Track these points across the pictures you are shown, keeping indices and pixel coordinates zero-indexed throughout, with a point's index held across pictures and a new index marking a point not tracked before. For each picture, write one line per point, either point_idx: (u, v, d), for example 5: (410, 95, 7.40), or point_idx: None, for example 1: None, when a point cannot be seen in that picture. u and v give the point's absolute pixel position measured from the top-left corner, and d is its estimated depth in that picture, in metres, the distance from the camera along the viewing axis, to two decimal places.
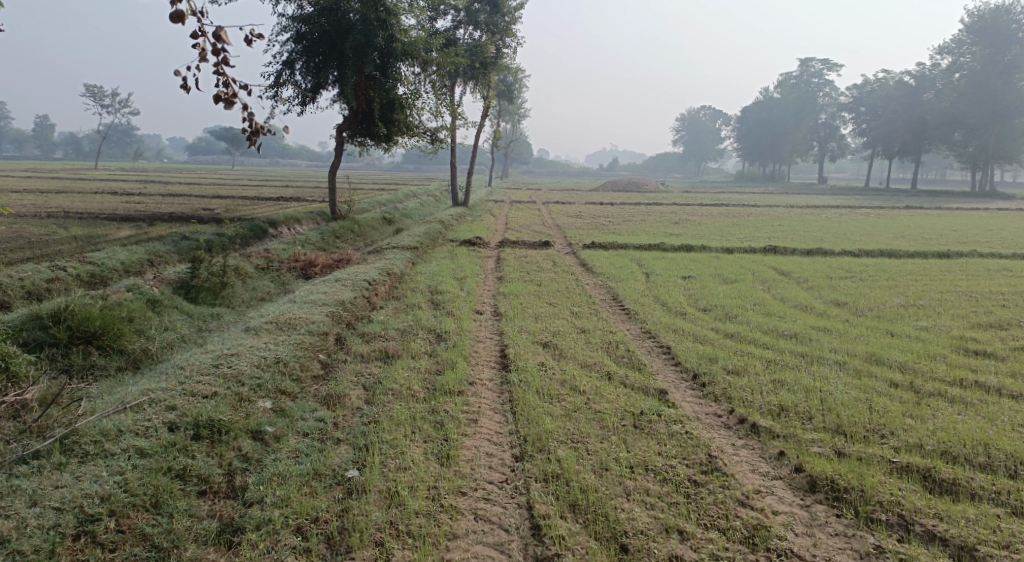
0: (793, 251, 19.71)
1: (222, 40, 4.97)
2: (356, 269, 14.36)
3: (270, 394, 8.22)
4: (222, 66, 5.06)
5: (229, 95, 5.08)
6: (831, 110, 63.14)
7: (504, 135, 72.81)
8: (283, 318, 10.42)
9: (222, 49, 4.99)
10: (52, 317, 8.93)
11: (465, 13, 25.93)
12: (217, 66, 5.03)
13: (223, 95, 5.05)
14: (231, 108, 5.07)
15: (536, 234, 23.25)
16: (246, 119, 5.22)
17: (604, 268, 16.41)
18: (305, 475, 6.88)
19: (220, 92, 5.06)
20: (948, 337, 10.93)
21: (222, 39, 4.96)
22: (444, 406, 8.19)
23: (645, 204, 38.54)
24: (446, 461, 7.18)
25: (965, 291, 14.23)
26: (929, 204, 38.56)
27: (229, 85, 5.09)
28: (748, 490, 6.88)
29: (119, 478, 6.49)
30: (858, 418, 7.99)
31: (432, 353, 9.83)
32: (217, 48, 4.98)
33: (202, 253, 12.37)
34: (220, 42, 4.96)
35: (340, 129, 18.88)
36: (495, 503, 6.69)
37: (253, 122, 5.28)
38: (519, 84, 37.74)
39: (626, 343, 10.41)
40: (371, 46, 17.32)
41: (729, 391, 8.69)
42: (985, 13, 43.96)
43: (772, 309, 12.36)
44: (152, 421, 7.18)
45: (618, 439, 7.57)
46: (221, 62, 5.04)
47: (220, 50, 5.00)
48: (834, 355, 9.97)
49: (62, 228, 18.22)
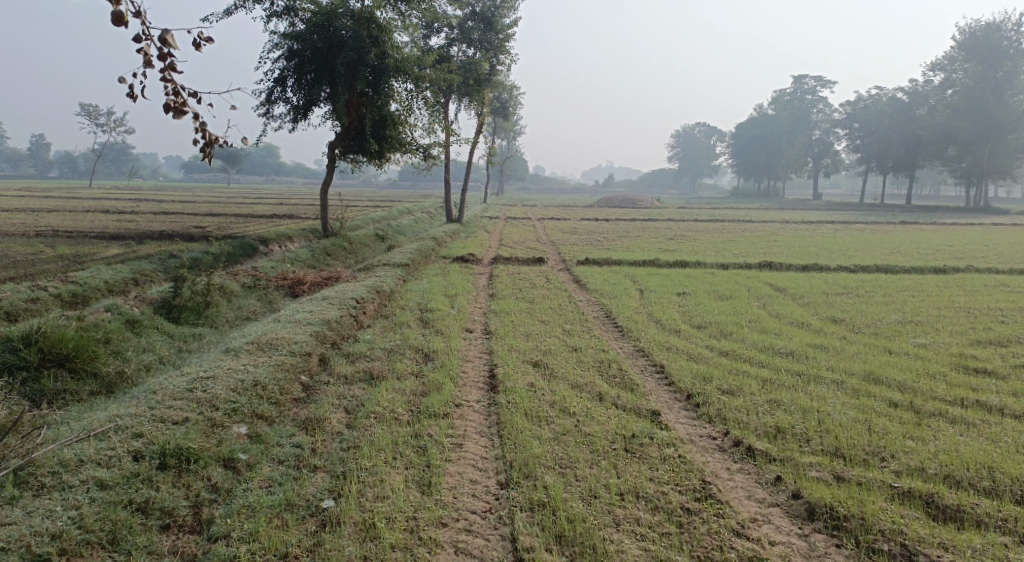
0: (788, 266, 19.48)
1: (168, 44, 4.81)
2: (344, 287, 14.06)
3: (246, 419, 7.88)
4: (169, 73, 4.89)
5: (179, 104, 4.90)
6: (825, 126, 63.32)
7: (500, 151, 72.75)
8: (265, 338, 10.09)
9: (169, 54, 4.83)
10: (23, 339, 8.61)
11: (458, 31, 25.84)
12: (164, 72, 4.86)
13: (172, 104, 4.87)
14: (181, 117, 4.89)
15: (530, 250, 22.99)
16: (198, 128, 4.99)
17: (597, 285, 16.13)
18: (277, 507, 6.55)
19: (170, 101, 4.88)
20: (947, 355, 10.65)
21: (168, 43, 4.80)
22: (428, 429, 7.87)
23: (640, 220, 38.36)
24: (427, 489, 6.85)
25: (963, 307, 13.95)
26: (923, 220, 38.58)
27: (178, 93, 4.92)
28: (743, 519, 6.56)
29: (74, 513, 6.15)
30: (857, 440, 7.69)
31: (418, 374, 9.51)
32: (163, 52, 4.81)
33: (186, 272, 12.06)
34: (166, 46, 4.80)
35: (332, 145, 18.61)
36: (477, 535, 6.36)
37: (206, 133, 5.05)
38: (513, 101, 37.66)
39: (618, 362, 10.11)
40: (363, 63, 17.11)
41: (723, 411, 8.39)
42: (976, 29, 44.12)
43: (768, 326, 12.09)
44: (116, 450, 6.85)
45: (608, 464, 7.24)
46: (167, 68, 4.86)
47: (166, 55, 4.84)
48: (833, 374, 9.67)
49: (49, 247, 17.89)
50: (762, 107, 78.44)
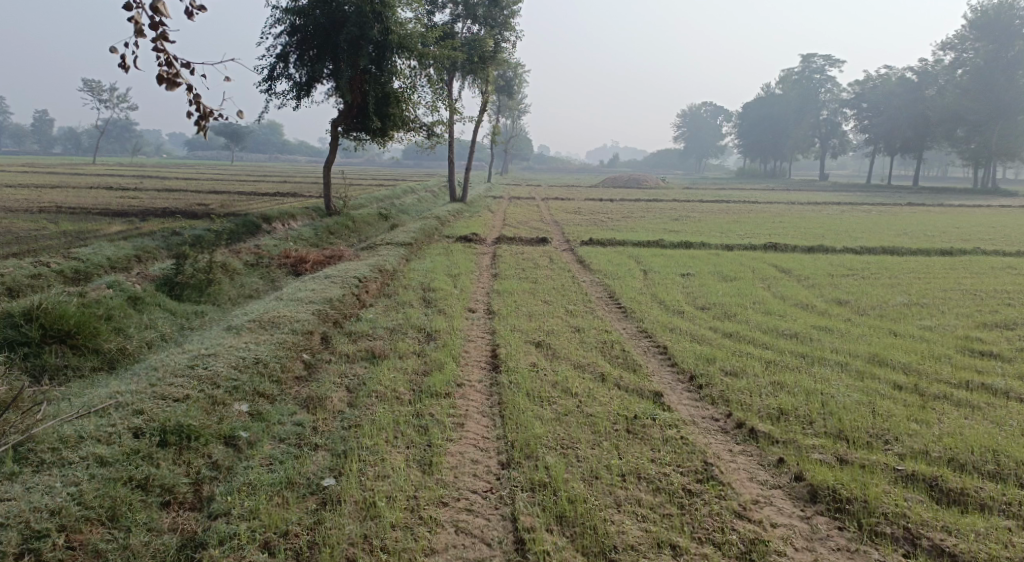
0: (794, 247, 19.36)
1: (160, 13, 4.72)
2: (347, 266, 13.98)
3: (247, 396, 7.86)
4: (161, 43, 4.80)
5: (172, 75, 4.82)
6: (833, 106, 62.77)
7: (504, 131, 72.37)
8: (267, 316, 10.05)
9: (161, 23, 4.74)
10: (24, 315, 8.58)
11: (463, 7, 25.54)
12: (156, 42, 4.77)
13: (166, 75, 4.78)
14: (174, 89, 4.80)
15: (533, 230, 22.89)
16: (192, 100, 4.91)
17: (601, 265, 16.04)
18: (278, 485, 6.54)
19: (163, 72, 4.79)
20: (953, 337, 10.57)
21: (160, 11, 4.70)
22: (429, 409, 7.84)
23: (645, 201, 38.17)
24: (428, 468, 6.84)
25: (970, 290, 13.85)
26: (931, 202, 38.27)
27: (170, 64, 4.83)
28: (745, 501, 6.53)
29: (74, 490, 6.15)
30: (861, 422, 7.65)
31: (420, 353, 9.48)
32: (155, 21, 4.72)
33: (188, 249, 12.00)
34: (157, 14, 4.71)
35: (335, 123, 18.44)
36: (477, 515, 6.34)
37: (200, 105, 4.97)
38: (518, 80, 37.37)
39: (621, 342, 10.07)
40: (366, 39, 16.90)
41: (726, 393, 8.35)
42: (988, 8, 43.56)
43: (772, 308, 12.02)
44: (116, 427, 6.84)
45: (610, 444, 7.21)
46: (159, 38, 4.78)
47: (158, 24, 4.75)
48: (837, 356, 9.61)
49: (53, 224, 17.83)
50: (769, 87, 77.78)
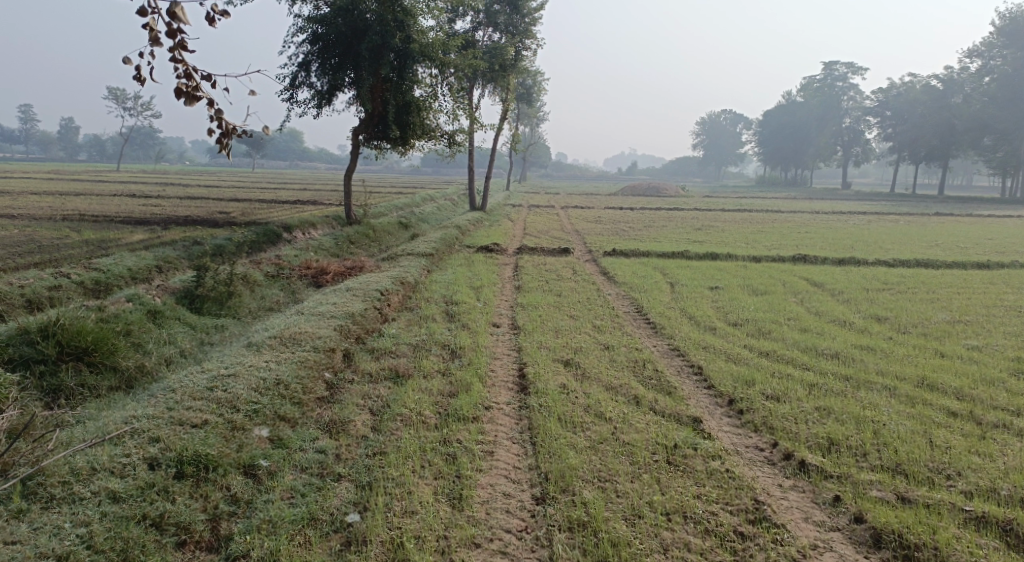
0: (824, 259, 18.83)
1: (177, 19, 4.38)
2: (368, 278, 13.63)
3: (267, 421, 7.50)
4: (179, 52, 4.48)
5: (191, 88, 4.48)
6: (856, 113, 61.85)
7: (522, 137, 72.58)
8: (288, 332, 9.69)
9: (179, 30, 4.41)
10: (40, 332, 8.28)
11: (484, 14, 25.24)
12: (174, 52, 4.45)
13: (184, 89, 4.45)
14: (194, 103, 4.47)
15: (554, 239, 22.51)
16: (213, 116, 4.57)
17: (626, 278, 15.60)
18: (299, 522, 6.17)
19: (182, 85, 4.46)
20: (1003, 359, 10.03)
21: (178, 17, 4.37)
22: (457, 435, 7.44)
23: (665, 209, 37.57)
24: (458, 503, 6.43)
25: (1013, 306, 13.26)
26: (957, 211, 37.60)
27: (189, 76, 4.49)
28: (803, 546, 6.08)
29: (83, 531, 5.82)
30: (919, 455, 7.15)
31: (445, 372, 9.08)
32: (172, 28, 4.40)
33: (208, 261, 11.71)
34: (175, 21, 4.38)
35: (356, 132, 18.15)
36: (513, 558, 5.94)
37: (221, 122, 4.63)
38: (538, 87, 37.12)
39: (653, 362, 9.62)
40: (388, 48, 16.60)
41: (770, 419, 7.87)
42: (1017, 15, 43.03)
43: (808, 324, 11.52)
44: (131, 458, 6.52)
45: (651, 478, 6.77)
46: (177, 47, 4.45)
47: (176, 32, 4.42)
48: (883, 379, 9.10)
49: (74, 232, 17.63)
50: (790, 94, 77.01)
